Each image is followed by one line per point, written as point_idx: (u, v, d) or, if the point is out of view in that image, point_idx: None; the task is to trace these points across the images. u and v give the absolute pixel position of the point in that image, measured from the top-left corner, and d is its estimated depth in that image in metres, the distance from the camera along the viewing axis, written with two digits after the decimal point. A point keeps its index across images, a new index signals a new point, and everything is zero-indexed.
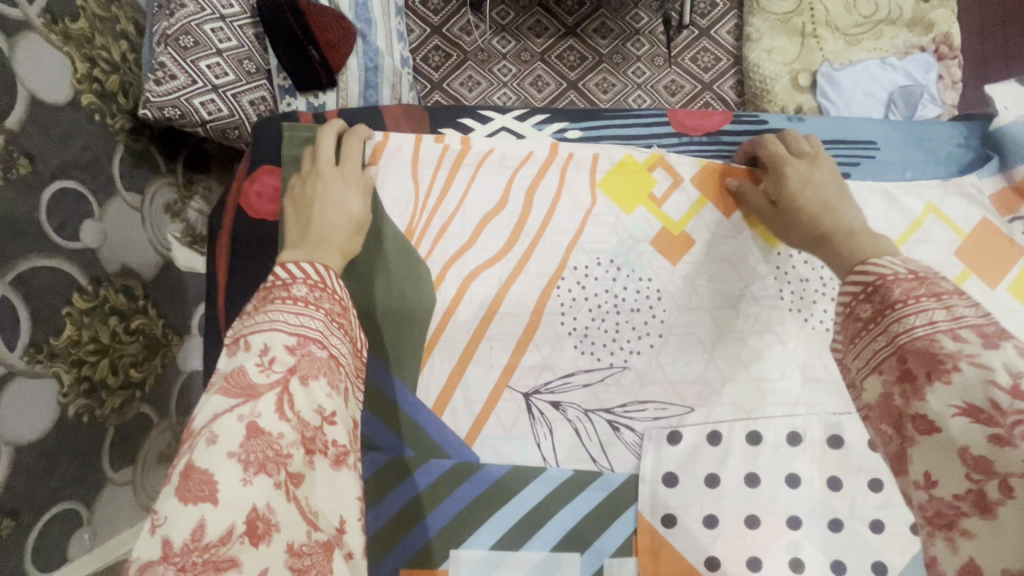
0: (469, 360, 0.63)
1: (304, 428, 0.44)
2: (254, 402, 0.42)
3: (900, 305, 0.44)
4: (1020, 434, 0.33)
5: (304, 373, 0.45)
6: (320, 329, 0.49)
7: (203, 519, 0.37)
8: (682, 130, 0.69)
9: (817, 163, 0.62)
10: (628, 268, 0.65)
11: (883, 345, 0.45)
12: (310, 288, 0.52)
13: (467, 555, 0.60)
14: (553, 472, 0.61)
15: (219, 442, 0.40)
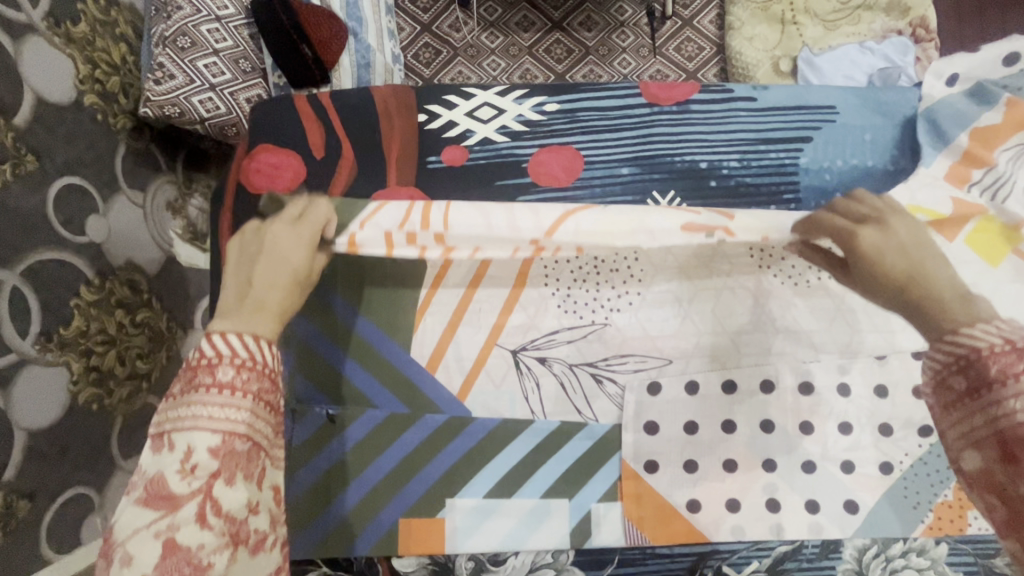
0: (459, 321, 0.67)
1: (232, 527, 0.46)
2: (173, 513, 0.45)
3: (999, 386, 0.42)
4: None
5: (227, 475, 0.47)
6: (245, 419, 0.49)
7: None
8: (653, 101, 0.68)
9: (887, 224, 0.54)
10: None
11: (978, 423, 0.44)
12: (237, 371, 0.50)
13: (462, 504, 0.63)
14: (541, 424, 0.65)
15: (133, 562, 0.43)
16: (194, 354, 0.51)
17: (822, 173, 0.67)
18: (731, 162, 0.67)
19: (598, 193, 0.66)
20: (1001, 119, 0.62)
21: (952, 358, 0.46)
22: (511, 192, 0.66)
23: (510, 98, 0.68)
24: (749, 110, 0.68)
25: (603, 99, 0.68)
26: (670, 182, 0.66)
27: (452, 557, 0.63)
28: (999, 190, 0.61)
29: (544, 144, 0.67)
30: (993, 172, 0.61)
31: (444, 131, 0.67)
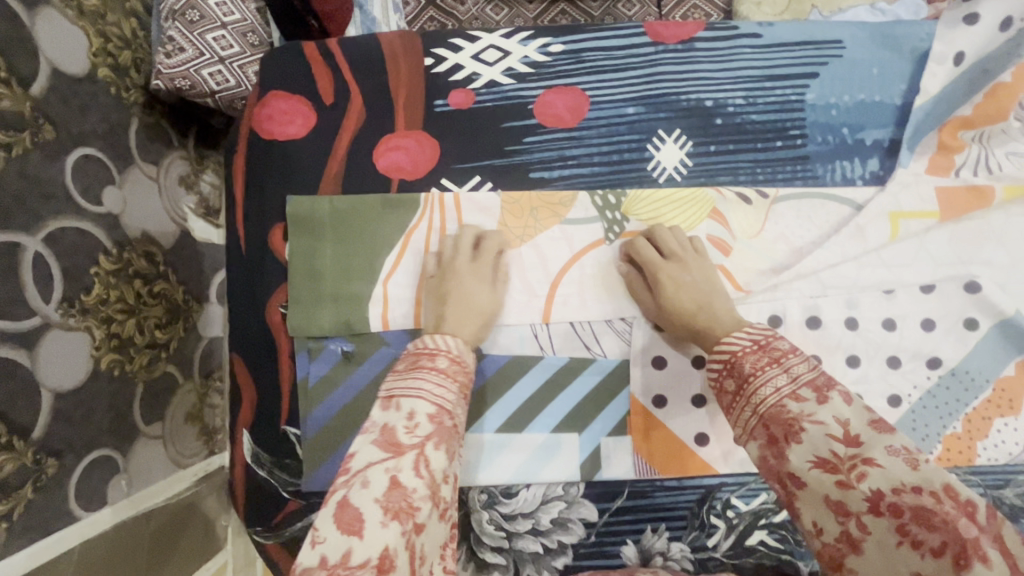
0: (464, 263, 0.66)
1: (433, 484, 0.48)
2: (399, 457, 0.48)
3: (752, 378, 0.49)
4: (858, 477, 0.41)
5: (436, 441, 0.50)
6: (453, 400, 0.54)
7: (350, 549, 0.41)
8: (657, 39, 0.67)
9: (686, 261, 0.62)
10: (615, 193, 0.66)
11: (748, 415, 0.48)
12: (450, 363, 0.56)
13: (474, 439, 0.65)
14: (550, 360, 0.66)
15: (369, 487, 0.45)
16: (417, 344, 0.58)
17: (828, 108, 0.67)
18: (737, 99, 0.67)
19: (603, 133, 0.67)
20: (971, 108, 0.65)
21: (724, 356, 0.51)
22: (518, 133, 0.67)
23: (515, 39, 0.67)
24: (755, 47, 0.67)
25: (606, 41, 0.67)
26: (675, 120, 0.67)
27: (466, 490, 0.65)
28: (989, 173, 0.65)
29: (550, 86, 0.67)
30: (969, 155, 0.66)
31: (450, 74, 0.67)
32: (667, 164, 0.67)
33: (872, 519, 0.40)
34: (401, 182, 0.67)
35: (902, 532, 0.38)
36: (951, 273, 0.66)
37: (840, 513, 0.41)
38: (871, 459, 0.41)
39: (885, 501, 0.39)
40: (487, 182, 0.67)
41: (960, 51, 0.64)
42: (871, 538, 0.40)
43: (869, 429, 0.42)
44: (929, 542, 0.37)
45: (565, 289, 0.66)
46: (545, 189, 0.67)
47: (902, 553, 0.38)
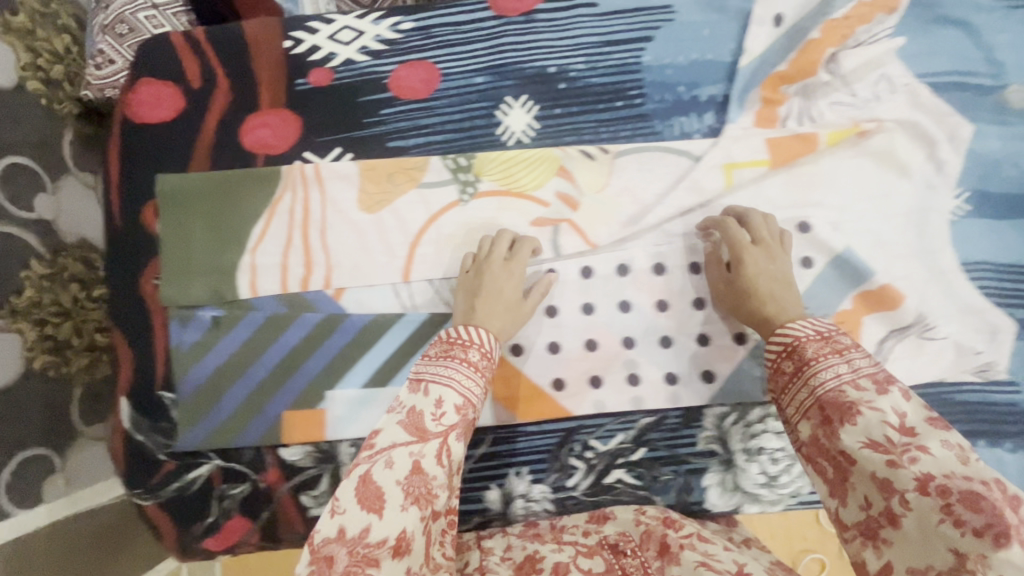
0: (327, 230, 0.70)
1: (451, 472, 0.51)
2: (423, 443, 0.50)
3: (815, 362, 0.51)
4: (909, 459, 0.42)
5: (461, 432, 0.53)
6: (478, 394, 0.57)
7: (368, 525, 0.45)
8: (501, 13, 0.71)
9: (772, 248, 0.64)
10: (465, 156, 0.70)
11: (804, 396, 0.51)
12: (480, 356, 0.58)
13: (341, 395, 0.68)
14: (411, 317, 0.69)
15: (393, 466, 0.48)
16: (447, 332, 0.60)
17: (663, 69, 0.71)
18: (578, 65, 0.71)
19: (455, 102, 0.71)
20: (788, 65, 0.70)
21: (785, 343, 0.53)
22: (375, 106, 0.71)
23: (368, 18, 0.71)
24: (591, 15, 0.71)
25: (452, 15, 0.71)
26: (521, 86, 0.71)
27: (335, 444, 0.68)
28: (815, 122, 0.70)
29: (403, 61, 0.72)
30: (793, 107, 0.70)
31: (308, 55, 0.71)
32: (516, 128, 0.71)
33: (917, 497, 0.41)
34: (268, 157, 0.71)
35: (945, 511, 0.40)
36: (787, 216, 0.70)
37: (884, 489, 0.43)
38: (925, 447, 0.43)
39: (932, 483, 0.41)
40: (348, 152, 0.71)
41: (778, 15, 0.70)
42: (912, 513, 0.41)
43: (925, 423, 0.44)
44: (973, 522, 0.38)
45: (424, 250, 0.70)
46: (402, 156, 0.71)
47: (943, 530, 0.39)
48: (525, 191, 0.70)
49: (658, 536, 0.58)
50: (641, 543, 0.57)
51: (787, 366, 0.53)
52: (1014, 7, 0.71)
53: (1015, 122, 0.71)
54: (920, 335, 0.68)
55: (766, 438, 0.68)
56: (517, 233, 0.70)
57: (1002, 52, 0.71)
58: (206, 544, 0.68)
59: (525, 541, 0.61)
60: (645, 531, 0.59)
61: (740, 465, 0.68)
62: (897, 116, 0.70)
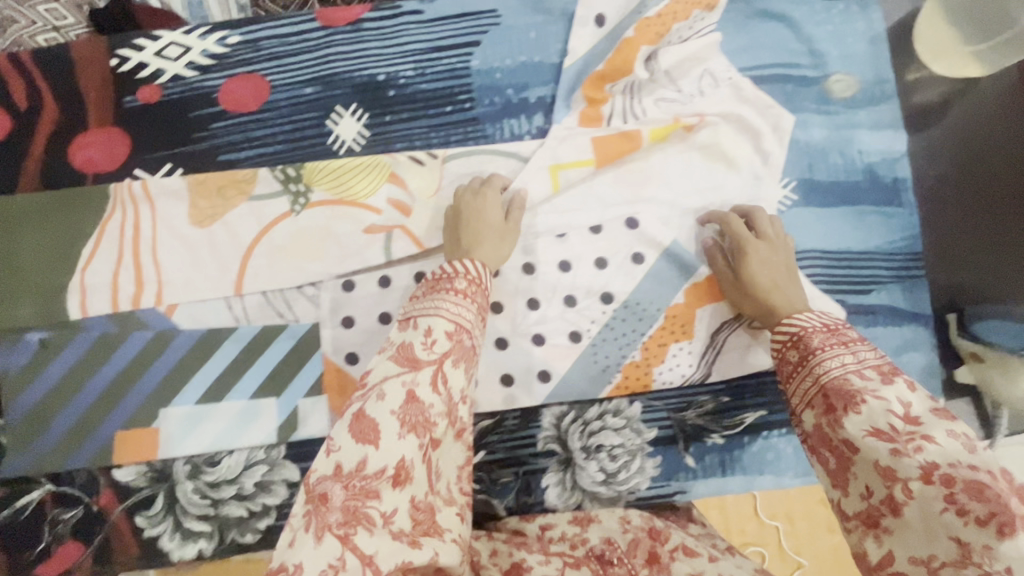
0: (158, 246, 0.70)
1: (451, 400, 0.47)
2: (416, 371, 0.46)
3: (821, 353, 0.52)
4: (914, 449, 0.41)
5: (456, 357, 0.49)
6: (471, 322, 0.53)
7: (366, 457, 0.41)
8: (327, 24, 0.72)
9: (774, 243, 0.65)
10: (295, 166, 0.70)
11: (809, 385, 0.51)
12: (469, 283, 0.55)
13: (175, 413, 0.68)
14: (244, 330, 0.69)
15: (385, 399, 0.44)
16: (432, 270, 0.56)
17: (492, 72, 0.72)
18: (406, 72, 0.72)
19: (285, 114, 0.71)
20: (605, 64, 0.70)
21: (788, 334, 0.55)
22: (205, 120, 0.71)
23: (194, 34, 0.72)
24: (417, 23, 0.72)
25: (277, 28, 0.72)
26: (350, 95, 0.72)
27: (169, 462, 0.67)
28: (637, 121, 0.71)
29: (232, 74, 0.72)
30: (617, 105, 0.71)
31: (136, 72, 0.71)
32: (347, 137, 0.71)
33: (921, 485, 0.40)
34: (98, 175, 0.71)
35: (949, 499, 0.38)
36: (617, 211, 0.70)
37: (887, 477, 0.42)
38: (929, 436, 0.41)
39: (938, 472, 0.39)
40: (179, 168, 0.71)
41: (599, 14, 0.71)
42: (914, 502, 0.40)
43: (930, 412, 0.43)
44: (975, 510, 0.37)
45: (257, 262, 0.70)
46: (232, 169, 0.71)
47: (945, 519, 0.38)
48: (357, 199, 0.70)
49: (645, 544, 0.54)
50: (629, 552, 0.53)
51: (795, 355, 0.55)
52: (830, 1, 0.73)
53: (839, 111, 0.72)
54: (751, 325, 0.69)
55: (603, 435, 0.69)
56: (351, 241, 0.70)
57: (822, 43, 0.73)
58: (40, 571, 0.67)
59: (511, 547, 0.55)
60: (631, 540, 0.55)
61: (579, 464, 0.68)
62: (722, 110, 0.71)
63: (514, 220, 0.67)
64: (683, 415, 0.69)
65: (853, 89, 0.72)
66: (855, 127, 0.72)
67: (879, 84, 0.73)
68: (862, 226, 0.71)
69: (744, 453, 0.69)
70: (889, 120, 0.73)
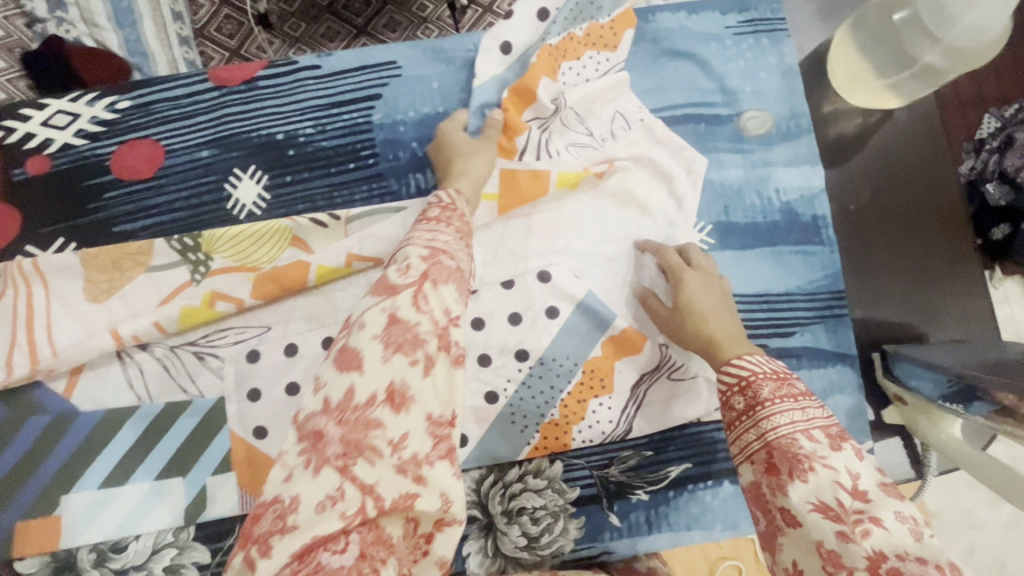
0: (53, 323, 0.67)
1: (436, 325, 0.41)
2: (393, 296, 0.41)
3: (768, 405, 0.49)
4: (861, 533, 0.38)
5: (436, 278, 0.43)
6: (450, 245, 0.47)
7: (352, 386, 0.38)
8: (219, 83, 0.70)
9: (707, 272, 0.63)
10: (193, 234, 0.68)
11: (752, 439, 0.48)
12: (441, 210, 0.51)
13: (77, 498, 0.65)
14: (146, 409, 0.66)
15: (364, 328, 0.40)
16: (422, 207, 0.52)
17: (395, 126, 0.70)
18: (306, 129, 0.69)
19: (181, 179, 0.69)
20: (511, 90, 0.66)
21: (734, 379, 0.52)
22: (97, 190, 0.69)
23: (82, 100, 0.69)
24: (315, 78, 0.70)
25: (169, 91, 0.70)
26: (249, 157, 0.69)
27: (73, 551, 0.64)
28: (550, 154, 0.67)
29: (124, 140, 0.69)
30: (531, 137, 0.67)
31: (23, 143, 0.69)
32: (247, 201, 0.69)
33: None
34: None
35: None
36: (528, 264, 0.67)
37: (830, 563, 0.38)
38: (878, 519, 0.38)
39: (886, 564, 0.36)
40: (72, 242, 0.68)
41: (504, 46, 0.67)
42: None
43: (877, 488, 0.41)
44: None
45: (157, 337, 0.67)
46: (128, 240, 0.68)
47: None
48: (258, 265, 0.67)
49: None
50: None
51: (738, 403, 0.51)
52: (740, 36, 0.72)
53: (753, 149, 0.70)
54: (670, 376, 0.67)
55: (525, 497, 0.66)
56: (255, 309, 0.68)
57: (733, 80, 0.71)
58: None
59: None
60: None
61: (501, 529, 0.66)
62: (633, 153, 0.68)
63: (491, 138, 0.64)
64: (606, 472, 0.67)
65: (768, 126, 0.71)
66: (771, 164, 0.70)
67: (794, 118, 0.71)
68: (782, 267, 0.69)
69: (670, 509, 0.67)
70: (807, 155, 0.71)
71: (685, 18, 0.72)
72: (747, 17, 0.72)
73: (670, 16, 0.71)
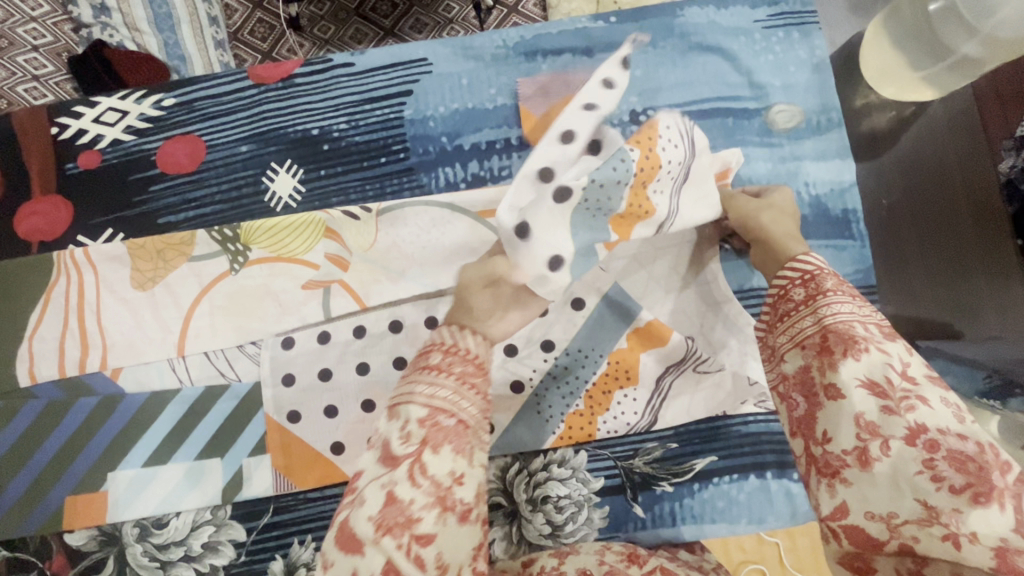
0: (102, 311, 0.70)
1: (438, 489, 0.42)
2: (392, 470, 0.42)
3: (831, 296, 0.48)
4: (906, 407, 0.40)
5: (435, 442, 0.43)
6: (454, 395, 0.46)
7: (390, 500, 0.41)
8: (258, 81, 0.73)
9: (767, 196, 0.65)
10: (233, 225, 0.71)
11: (807, 324, 0.48)
12: (443, 355, 0.49)
13: (122, 475, 0.68)
14: (187, 391, 0.69)
15: (371, 476, 0.43)
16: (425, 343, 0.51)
17: (425, 121, 0.72)
18: (340, 125, 0.72)
19: (221, 172, 0.72)
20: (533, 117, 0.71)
21: (799, 274, 0.51)
22: (144, 183, 0.72)
23: (130, 99, 0.73)
24: (349, 75, 0.72)
25: (212, 88, 0.73)
26: (285, 151, 0.72)
27: (118, 525, 0.68)
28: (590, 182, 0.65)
29: (169, 136, 0.73)
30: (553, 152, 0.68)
31: (76, 139, 0.73)
32: (282, 193, 0.72)
33: (904, 445, 0.38)
34: (41, 244, 0.72)
35: (927, 462, 0.37)
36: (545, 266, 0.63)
37: (868, 431, 0.40)
38: (924, 398, 0.40)
39: (924, 435, 0.38)
40: (119, 232, 0.72)
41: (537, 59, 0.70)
42: (889, 459, 0.39)
43: (925, 377, 0.42)
44: (952, 479, 0.36)
45: (197, 323, 0.70)
46: (171, 232, 0.71)
47: (917, 482, 0.37)
48: (294, 255, 0.70)
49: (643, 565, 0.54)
50: None
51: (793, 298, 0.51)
52: (770, 29, 0.71)
53: (782, 142, 0.70)
54: (695, 368, 0.67)
55: (550, 486, 0.67)
56: (288, 298, 0.70)
57: (762, 74, 0.71)
58: None
59: None
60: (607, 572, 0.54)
61: (526, 516, 0.67)
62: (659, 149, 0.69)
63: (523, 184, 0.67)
64: (631, 463, 0.67)
65: (797, 120, 0.70)
66: (800, 158, 0.70)
67: (824, 112, 0.71)
68: None
69: (694, 501, 0.67)
70: (837, 149, 0.70)
71: (714, 12, 0.72)
72: (777, 10, 0.72)
73: (699, 10, 0.72)
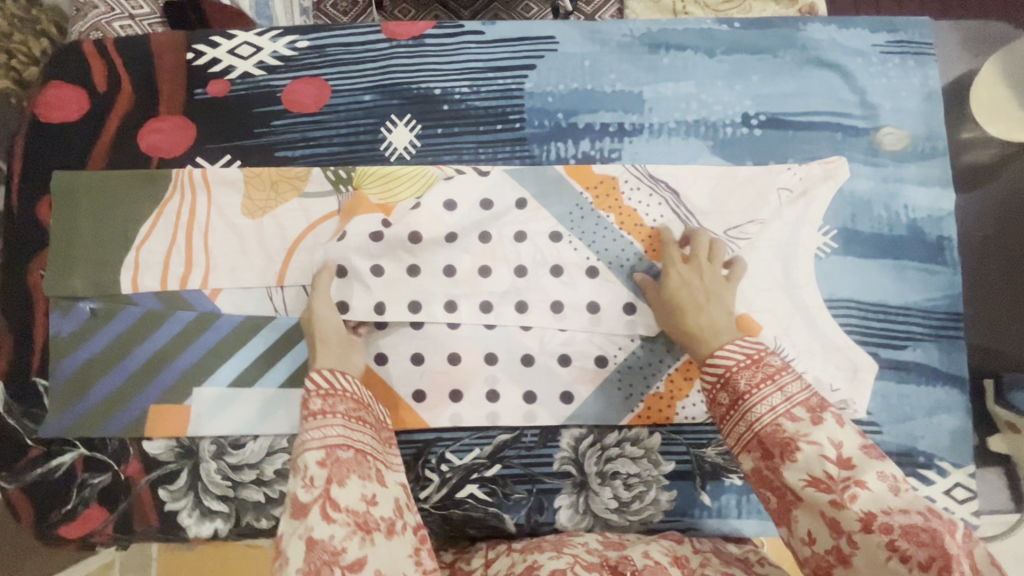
0: (210, 232, 0.72)
1: (355, 516, 0.48)
2: (303, 519, 0.46)
3: (748, 397, 0.50)
4: (850, 497, 0.43)
5: (338, 477, 0.49)
6: (345, 433, 0.52)
7: (310, 545, 0.45)
8: (392, 37, 0.76)
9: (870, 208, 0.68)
10: (347, 169, 0.73)
11: (743, 430, 0.50)
12: (324, 399, 0.53)
13: (206, 393, 0.70)
14: (282, 320, 0.71)
15: (287, 556, 0.45)
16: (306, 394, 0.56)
17: (544, 96, 0.74)
18: (462, 88, 0.75)
19: (343, 118, 0.75)
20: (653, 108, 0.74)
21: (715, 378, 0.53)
22: (266, 118, 0.75)
23: (266, 36, 0.76)
24: (478, 42, 0.75)
25: (345, 38, 0.76)
26: (406, 106, 0.75)
27: (196, 440, 0.69)
28: (580, 210, 0.71)
29: (296, 76, 0.75)
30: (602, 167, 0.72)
31: (209, 67, 0.76)
32: (398, 145, 0.74)
33: (863, 536, 0.42)
34: (161, 160, 0.74)
35: (890, 547, 0.40)
36: (520, 301, 0.70)
37: (833, 531, 0.43)
38: (863, 482, 0.43)
39: (876, 522, 0.41)
40: (236, 160, 0.74)
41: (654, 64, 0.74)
42: (860, 552, 0.42)
43: (860, 453, 0.45)
44: (916, 556, 0.39)
45: (299, 256, 0.72)
46: (286, 166, 0.74)
47: (892, 567, 0.40)
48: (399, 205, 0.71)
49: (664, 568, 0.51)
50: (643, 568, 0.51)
51: (722, 398, 0.53)
52: (887, 54, 0.74)
53: (886, 163, 0.72)
54: None
55: (620, 462, 0.69)
56: None
57: (875, 95, 0.73)
58: (61, 531, 0.69)
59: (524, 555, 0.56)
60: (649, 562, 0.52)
61: (593, 488, 0.68)
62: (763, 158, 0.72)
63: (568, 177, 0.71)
64: (702, 452, 0.68)
65: (903, 143, 0.73)
66: (902, 181, 0.72)
67: (930, 140, 0.73)
68: (901, 280, 0.71)
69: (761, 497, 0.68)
70: (938, 176, 0.72)
71: (836, 31, 0.74)
72: (897, 38, 0.74)
73: (821, 27, 0.74)
